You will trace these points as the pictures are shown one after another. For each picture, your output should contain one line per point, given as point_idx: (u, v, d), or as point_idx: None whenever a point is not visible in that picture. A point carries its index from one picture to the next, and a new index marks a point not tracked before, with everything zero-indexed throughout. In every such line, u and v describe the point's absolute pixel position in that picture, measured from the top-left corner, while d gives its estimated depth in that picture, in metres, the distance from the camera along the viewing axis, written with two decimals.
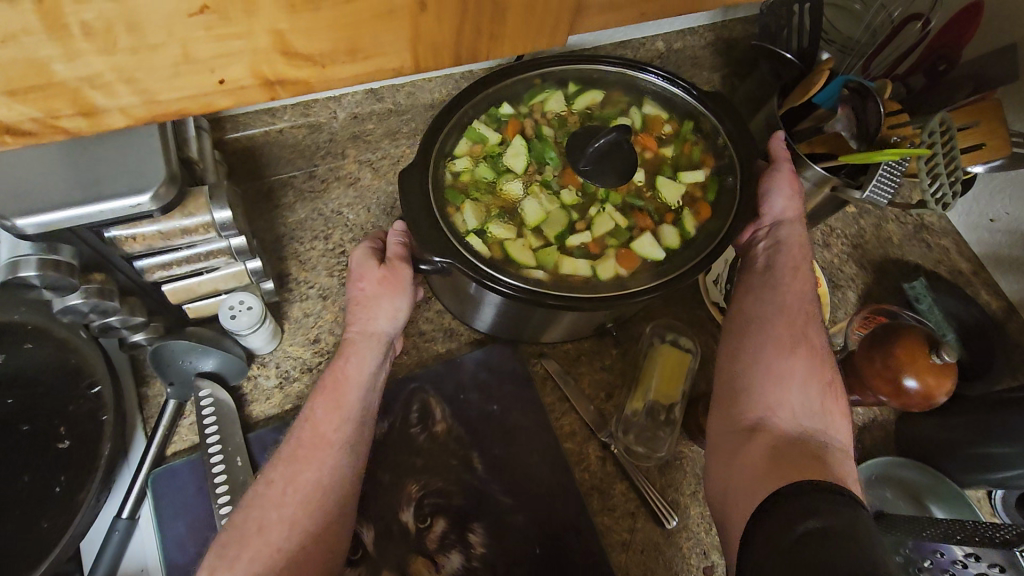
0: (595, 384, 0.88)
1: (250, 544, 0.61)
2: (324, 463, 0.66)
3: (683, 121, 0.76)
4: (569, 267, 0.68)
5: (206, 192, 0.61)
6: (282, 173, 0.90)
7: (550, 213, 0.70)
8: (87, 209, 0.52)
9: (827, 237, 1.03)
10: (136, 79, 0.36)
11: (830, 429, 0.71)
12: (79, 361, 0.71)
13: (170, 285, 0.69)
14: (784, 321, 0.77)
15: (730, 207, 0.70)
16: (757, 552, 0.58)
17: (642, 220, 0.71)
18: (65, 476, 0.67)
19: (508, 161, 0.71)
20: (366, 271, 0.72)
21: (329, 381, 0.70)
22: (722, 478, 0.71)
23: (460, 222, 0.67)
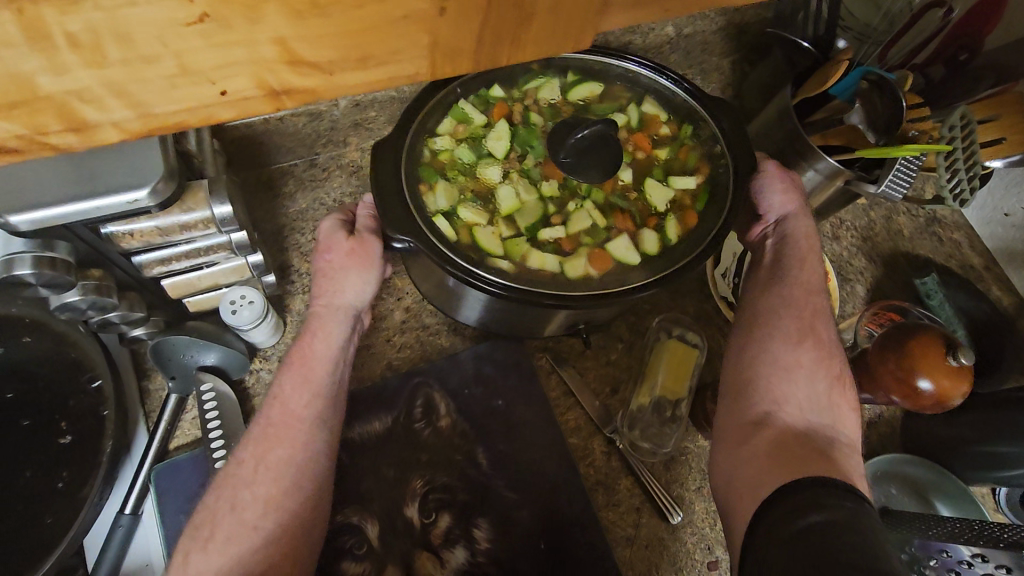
0: (600, 378, 0.87)
1: (223, 522, 0.61)
2: (295, 440, 0.65)
3: (683, 124, 0.74)
4: (536, 261, 0.65)
5: (205, 186, 0.59)
6: (282, 162, 0.88)
7: (526, 202, 0.68)
8: (81, 207, 0.50)
9: (837, 229, 1.02)
10: (129, 92, 0.33)
11: (825, 415, 0.70)
12: (78, 355, 0.69)
13: (170, 280, 0.68)
14: (795, 317, 0.76)
15: (721, 210, 0.68)
16: (763, 554, 0.56)
17: (622, 222, 0.69)
18: (67, 472, 0.67)
19: (490, 146, 0.69)
20: (333, 243, 0.70)
21: (295, 357, 0.69)
22: (727, 476, 0.70)
23: (429, 203, 0.66)
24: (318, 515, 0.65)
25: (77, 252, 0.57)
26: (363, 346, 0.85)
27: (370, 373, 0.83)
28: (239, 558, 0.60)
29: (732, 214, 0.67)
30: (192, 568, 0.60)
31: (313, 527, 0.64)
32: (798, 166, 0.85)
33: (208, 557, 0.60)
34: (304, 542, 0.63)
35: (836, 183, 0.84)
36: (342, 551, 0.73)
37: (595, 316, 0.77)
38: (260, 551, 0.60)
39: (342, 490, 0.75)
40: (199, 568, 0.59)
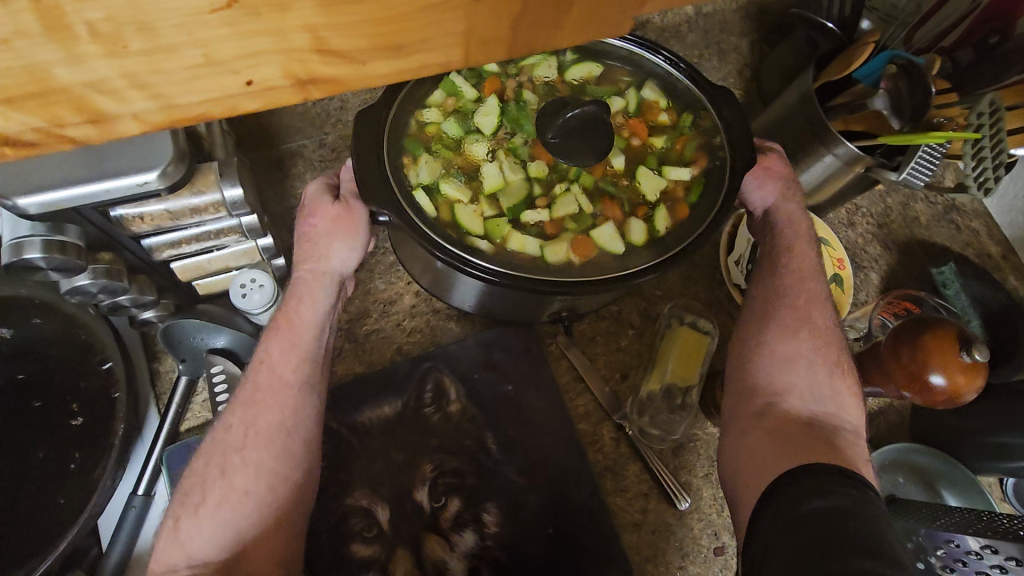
0: (611, 364, 0.86)
1: (213, 488, 0.61)
2: (283, 406, 0.64)
3: (682, 112, 0.73)
4: (515, 244, 0.64)
5: (216, 169, 0.58)
6: (292, 142, 0.86)
7: (511, 182, 0.66)
8: (92, 188, 0.49)
9: (852, 215, 1.00)
10: (149, 84, 0.33)
11: (819, 393, 0.70)
12: (89, 337, 0.70)
13: (180, 263, 0.67)
14: (795, 309, 0.75)
15: (715, 199, 0.68)
16: (772, 538, 0.55)
17: (609, 210, 0.68)
18: (80, 454, 0.67)
19: (478, 121, 0.67)
20: (318, 206, 0.69)
21: (281, 322, 0.67)
22: (733, 455, 0.70)
23: (412, 175, 0.65)
24: (310, 478, 0.65)
25: (88, 236, 0.56)
26: (373, 330, 0.84)
27: (381, 357, 0.83)
28: (233, 523, 0.60)
29: (721, 208, 0.66)
30: (184, 533, 0.59)
31: (304, 492, 0.64)
32: (816, 151, 0.83)
33: (200, 523, 0.60)
34: (296, 504, 0.63)
35: (855, 170, 0.83)
36: (352, 534, 0.73)
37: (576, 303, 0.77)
38: (254, 516, 0.60)
39: (352, 473, 0.76)
40: (191, 532, 0.59)
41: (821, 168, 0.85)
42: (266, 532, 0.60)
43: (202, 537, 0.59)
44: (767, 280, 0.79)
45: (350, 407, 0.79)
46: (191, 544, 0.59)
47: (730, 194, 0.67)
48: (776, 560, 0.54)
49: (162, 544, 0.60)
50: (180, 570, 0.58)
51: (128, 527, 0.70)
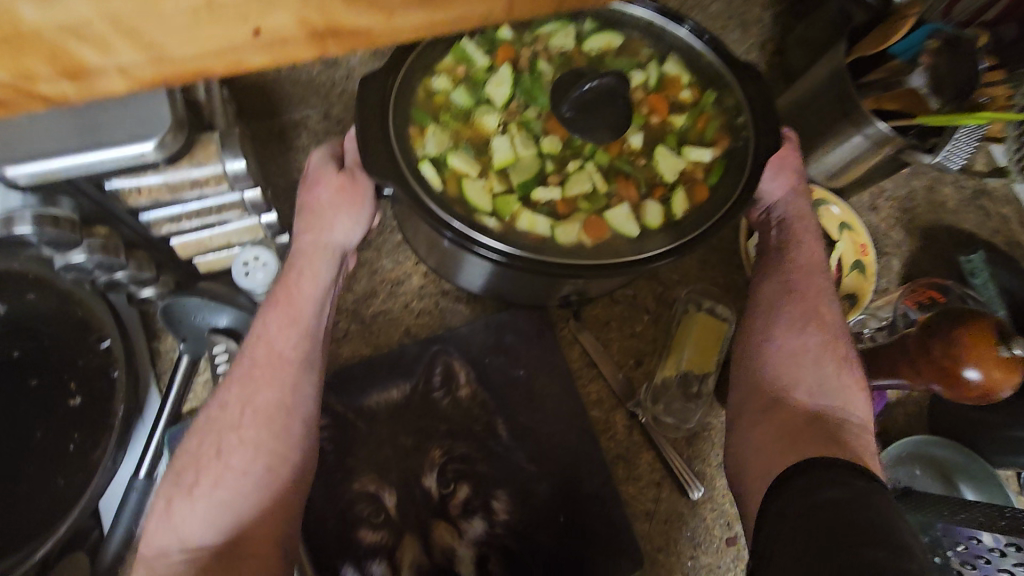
0: (624, 350, 0.84)
1: (208, 468, 0.57)
2: (283, 383, 0.61)
3: (705, 88, 0.68)
4: (525, 223, 0.60)
5: (216, 139, 0.54)
6: (295, 113, 0.82)
7: (522, 157, 0.62)
8: (87, 159, 0.46)
9: (875, 199, 0.96)
10: (140, 31, 0.29)
11: (827, 389, 0.65)
12: (85, 314, 0.67)
13: (179, 239, 0.64)
14: (801, 304, 0.70)
15: (738, 179, 0.63)
16: (784, 527, 0.52)
17: (625, 190, 0.64)
18: (79, 435, 0.65)
19: (490, 91, 0.63)
20: (322, 175, 0.66)
21: (280, 295, 0.64)
22: (739, 455, 0.65)
23: (418, 147, 0.61)
24: (310, 460, 0.62)
25: (80, 209, 0.53)
26: (380, 311, 0.81)
27: (388, 339, 0.80)
28: (230, 502, 0.57)
29: (747, 185, 0.62)
30: (177, 515, 0.56)
31: (303, 474, 0.61)
32: (845, 130, 0.80)
33: (193, 504, 0.56)
34: (296, 486, 0.60)
35: (883, 152, 0.79)
36: (359, 520, 0.72)
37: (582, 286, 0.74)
38: (252, 497, 0.57)
39: (358, 458, 0.74)
40: (183, 515, 0.56)
41: (847, 148, 0.81)
42: (263, 515, 0.57)
43: (196, 519, 0.56)
44: (769, 278, 0.73)
45: (356, 390, 0.76)
46: (184, 527, 0.56)
47: (752, 175, 0.63)
48: (790, 546, 0.50)
49: (152, 526, 0.57)
50: (173, 554, 0.55)
51: (129, 511, 0.67)
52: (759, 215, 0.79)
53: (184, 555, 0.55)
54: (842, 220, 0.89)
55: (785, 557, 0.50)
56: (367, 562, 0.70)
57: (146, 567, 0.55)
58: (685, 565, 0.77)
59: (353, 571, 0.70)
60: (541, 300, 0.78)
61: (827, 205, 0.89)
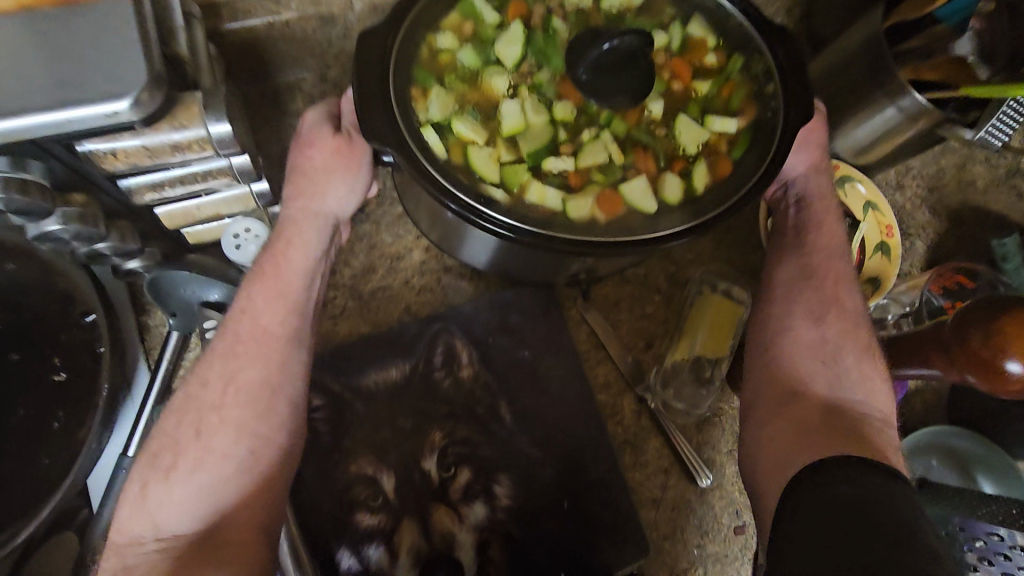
0: (634, 332, 0.80)
1: (187, 450, 0.55)
2: (268, 360, 0.58)
3: (732, 53, 0.63)
4: (535, 195, 0.56)
5: (200, 100, 0.49)
6: (289, 75, 0.77)
7: (534, 123, 0.57)
8: (51, 115, 0.42)
9: (901, 177, 0.91)
10: None
11: (846, 381, 0.61)
12: (67, 286, 0.63)
13: (164, 209, 0.60)
14: (817, 291, 0.66)
15: (761, 155, 0.59)
16: (797, 529, 0.49)
17: (643, 163, 0.59)
18: (63, 412, 0.62)
19: (499, 50, 0.58)
20: (316, 136, 0.61)
21: (267, 266, 0.61)
22: (751, 450, 0.61)
23: (421, 111, 0.56)
24: (297, 443, 0.59)
25: (53, 174, 0.48)
26: (379, 287, 0.78)
27: (387, 317, 0.77)
28: (210, 488, 0.54)
29: (773, 161, 0.58)
30: (153, 500, 0.53)
31: (290, 456, 0.58)
32: (877, 102, 0.74)
33: (171, 488, 0.54)
34: (281, 470, 0.57)
35: (917, 127, 0.74)
36: (357, 503, 0.69)
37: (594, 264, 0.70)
38: (236, 482, 0.55)
39: (356, 439, 0.71)
40: (160, 499, 0.53)
41: (879, 122, 0.76)
42: (246, 500, 0.55)
43: (173, 505, 0.53)
44: (789, 260, 0.69)
45: (354, 370, 0.73)
46: (161, 514, 0.53)
47: (780, 151, 0.58)
48: (800, 552, 0.48)
49: (125, 513, 0.54)
50: (147, 543, 0.53)
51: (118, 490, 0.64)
52: (775, 192, 0.74)
53: (156, 546, 0.52)
54: (867, 199, 0.84)
55: (797, 562, 0.48)
56: (364, 547, 0.68)
57: (118, 556, 0.52)
58: (691, 554, 0.75)
59: (350, 555, 0.68)
60: (550, 277, 0.74)
61: (852, 182, 0.85)
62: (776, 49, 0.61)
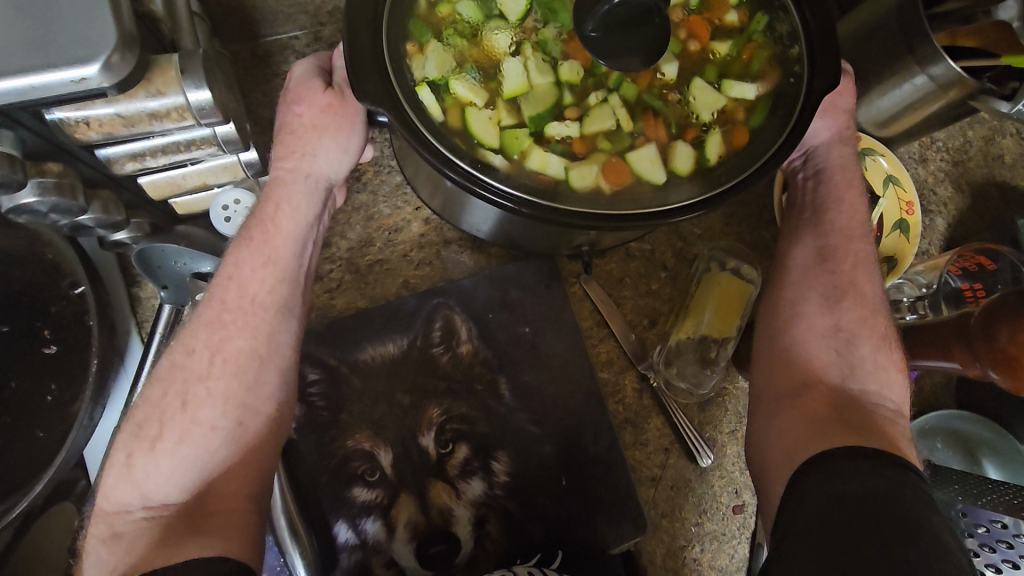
0: (639, 309, 0.78)
1: (172, 423, 0.54)
2: (256, 329, 0.57)
3: (755, 12, 0.58)
4: (536, 162, 0.52)
5: (176, 63, 0.47)
6: (279, 33, 0.73)
7: (537, 85, 0.53)
8: (14, 82, 0.39)
9: (924, 150, 0.87)
10: None
11: (862, 369, 0.59)
12: (55, 257, 0.62)
13: (147, 177, 0.58)
14: (831, 273, 0.63)
15: (781, 126, 0.55)
16: (802, 511, 0.49)
17: (653, 130, 0.55)
18: (56, 385, 0.61)
19: (503, 2, 0.52)
20: (305, 92, 0.58)
21: (254, 231, 0.58)
22: (759, 436, 0.60)
23: (417, 68, 0.53)
24: (286, 413, 0.59)
25: (25, 145, 0.46)
26: (376, 260, 0.75)
27: (385, 291, 0.75)
28: (196, 462, 0.53)
29: (794, 132, 0.55)
30: (139, 470, 0.53)
31: (277, 427, 0.58)
32: (907, 68, 0.70)
33: (158, 460, 0.53)
34: (269, 441, 0.57)
35: (949, 96, 0.70)
36: (354, 477, 0.69)
37: (597, 237, 0.67)
38: (224, 454, 0.54)
39: (353, 414, 0.70)
40: (147, 469, 0.53)
41: (908, 90, 0.72)
42: (232, 470, 0.54)
43: (161, 476, 0.52)
44: (804, 241, 0.66)
45: (350, 344, 0.72)
46: (148, 483, 0.52)
47: (801, 123, 0.55)
48: (805, 537, 0.47)
49: (112, 481, 0.53)
50: (135, 511, 0.52)
51: None
52: (794, 161, 0.70)
53: (144, 514, 0.52)
54: (890, 174, 0.80)
55: (806, 550, 0.46)
56: (362, 520, 0.68)
57: (106, 524, 0.52)
58: (689, 531, 0.75)
59: (348, 528, 0.68)
60: (556, 249, 0.72)
61: (875, 156, 0.80)
62: (805, 8, 0.56)
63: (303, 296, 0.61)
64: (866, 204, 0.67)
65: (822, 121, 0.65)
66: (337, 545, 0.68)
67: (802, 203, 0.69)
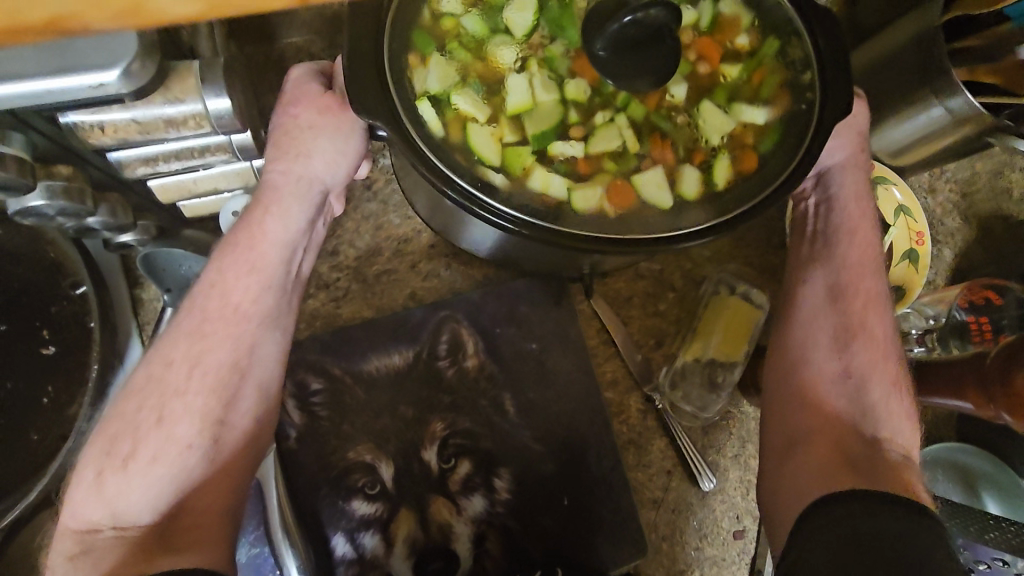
0: (645, 329, 0.77)
1: (146, 439, 0.52)
2: (239, 341, 0.55)
3: (766, 36, 0.55)
4: (537, 182, 0.51)
5: (195, 70, 0.46)
6: (295, 37, 0.71)
7: (542, 102, 0.51)
8: (28, 87, 0.38)
9: (934, 180, 0.87)
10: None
11: (875, 416, 0.59)
12: (57, 256, 0.61)
13: (158, 181, 0.58)
14: (841, 314, 0.63)
15: (791, 157, 0.53)
16: (810, 555, 0.48)
17: (659, 152, 0.52)
18: (53, 388, 0.60)
19: (510, 17, 0.51)
20: (304, 95, 0.57)
21: (241, 237, 0.56)
22: (772, 475, 0.60)
23: (419, 80, 0.51)
24: (265, 429, 0.58)
25: (34, 148, 0.45)
26: (384, 270, 0.74)
27: (391, 301, 0.74)
28: (169, 479, 0.52)
29: (800, 168, 0.53)
30: (110, 488, 0.51)
31: (256, 443, 0.57)
32: (923, 99, 0.70)
33: (129, 478, 0.51)
34: (244, 457, 0.56)
35: (964, 129, 0.70)
36: (353, 490, 0.68)
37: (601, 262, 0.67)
38: (201, 471, 0.53)
39: (354, 426, 0.69)
40: (119, 488, 0.51)
41: (923, 122, 0.72)
42: (205, 486, 0.53)
43: (133, 496, 0.51)
44: (815, 278, 0.65)
45: (354, 354, 0.71)
46: (119, 502, 0.51)
47: (810, 152, 0.53)
48: None
49: (80, 497, 0.51)
50: (105, 530, 0.50)
51: None
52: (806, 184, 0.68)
53: (114, 533, 0.50)
54: (902, 205, 0.80)
55: None
56: (360, 534, 0.67)
57: (74, 541, 0.50)
58: (689, 556, 0.74)
59: (345, 541, 0.67)
60: (560, 269, 0.71)
61: (888, 185, 0.80)
62: (817, 36, 0.54)
63: (291, 303, 0.60)
64: (878, 238, 0.66)
65: (835, 144, 0.64)
66: (334, 558, 0.67)
67: (811, 229, 0.68)
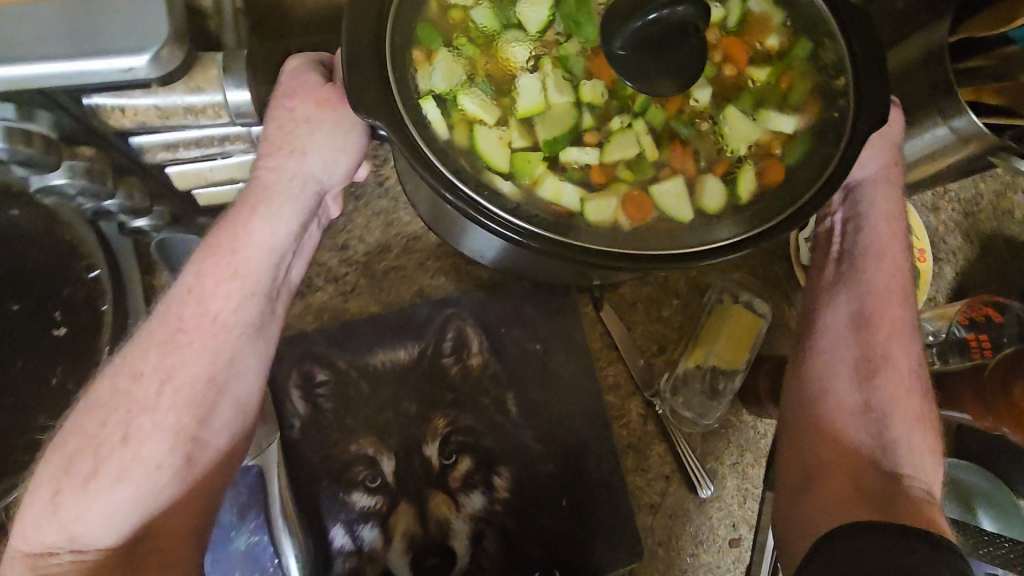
0: (649, 335, 0.78)
1: (110, 457, 0.51)
2: (216, 354, 0.54)
3: (799, 35, 0.57)
4: (548, 191, 0.51)
5: (218, 61, 0.48)
6: (315, 35, 0.73)
7: (554, 104, 0.52)
8: (63, 67, 0.41)
9: (938, 199, 0.88)
10: None
11: (895, 453, 0.60)
12: (73, 239, 0.62)
13: (176, 169, 0.59)
14: (863, 342, 0.64)
15: (818, 172, 0.54)
16: None
17: (679, 161, 0.53)
18: (62, 368, 0.61)
19: (523, 11, 0.52)
20: (300, 87, 0.55)
21: (224, 239, 0.54)
22: (789, 510, 0.61)
23: (424, 78, 0.52)
24: (242, 443, 0.58)
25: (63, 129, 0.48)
26: (392, 266, 0.75)
27: (398, 298, 0.74)
28: (134, 500, 0.51)
29: (823, 187, 0.53)
30: (66, 511, 0.51)
31: (228, 462, 0.57)
32: (929, 117, 0.71)
33: (89, 502, 0.51)
34: (218, 475, 0.56)
35: (967, 149, 0.71)
36: (354, 483, 0.68)
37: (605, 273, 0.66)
38: (167, 493, 0.53)
39: (357, 419, 0.70)
40: (76, 510, 0.51)
41: (929, 140, 0.73)
42: (175, 506, 0.53)
43: (93, 517, 0.50)
44: (839, 305, 0.66)
45: (360, 349, 0.72)
46: (78, 525, 0.51)
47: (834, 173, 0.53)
48: None
49: (34, 518, 0.51)
50: (62, 553, 0.50)
51: None
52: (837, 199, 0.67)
53: (72, 557, 0.50)
54: None
55: None
56: (358, 527, 0.68)
57: (29, 565, 0.51)
58: (684, 562, 0.75)
59: (343, 533, 0.67)
60: (567, 279, 0.71)
61: None
62: (851, 34, 0.56)
63: (275, 310, 0.59)
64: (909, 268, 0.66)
65: (869, 156, 0.64)
66: (332, 550, 0.67)
67: (837, 250, 0.68)
